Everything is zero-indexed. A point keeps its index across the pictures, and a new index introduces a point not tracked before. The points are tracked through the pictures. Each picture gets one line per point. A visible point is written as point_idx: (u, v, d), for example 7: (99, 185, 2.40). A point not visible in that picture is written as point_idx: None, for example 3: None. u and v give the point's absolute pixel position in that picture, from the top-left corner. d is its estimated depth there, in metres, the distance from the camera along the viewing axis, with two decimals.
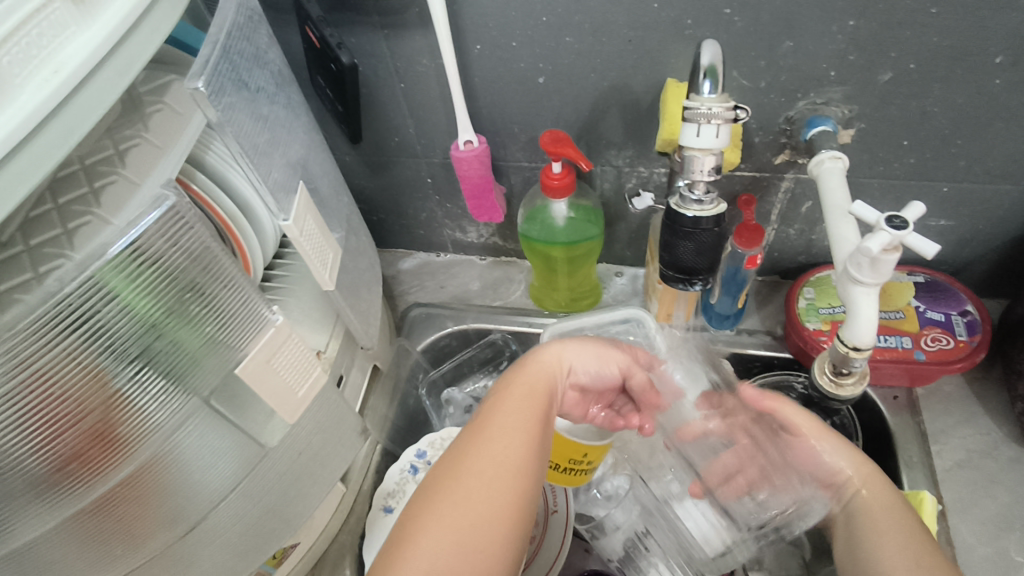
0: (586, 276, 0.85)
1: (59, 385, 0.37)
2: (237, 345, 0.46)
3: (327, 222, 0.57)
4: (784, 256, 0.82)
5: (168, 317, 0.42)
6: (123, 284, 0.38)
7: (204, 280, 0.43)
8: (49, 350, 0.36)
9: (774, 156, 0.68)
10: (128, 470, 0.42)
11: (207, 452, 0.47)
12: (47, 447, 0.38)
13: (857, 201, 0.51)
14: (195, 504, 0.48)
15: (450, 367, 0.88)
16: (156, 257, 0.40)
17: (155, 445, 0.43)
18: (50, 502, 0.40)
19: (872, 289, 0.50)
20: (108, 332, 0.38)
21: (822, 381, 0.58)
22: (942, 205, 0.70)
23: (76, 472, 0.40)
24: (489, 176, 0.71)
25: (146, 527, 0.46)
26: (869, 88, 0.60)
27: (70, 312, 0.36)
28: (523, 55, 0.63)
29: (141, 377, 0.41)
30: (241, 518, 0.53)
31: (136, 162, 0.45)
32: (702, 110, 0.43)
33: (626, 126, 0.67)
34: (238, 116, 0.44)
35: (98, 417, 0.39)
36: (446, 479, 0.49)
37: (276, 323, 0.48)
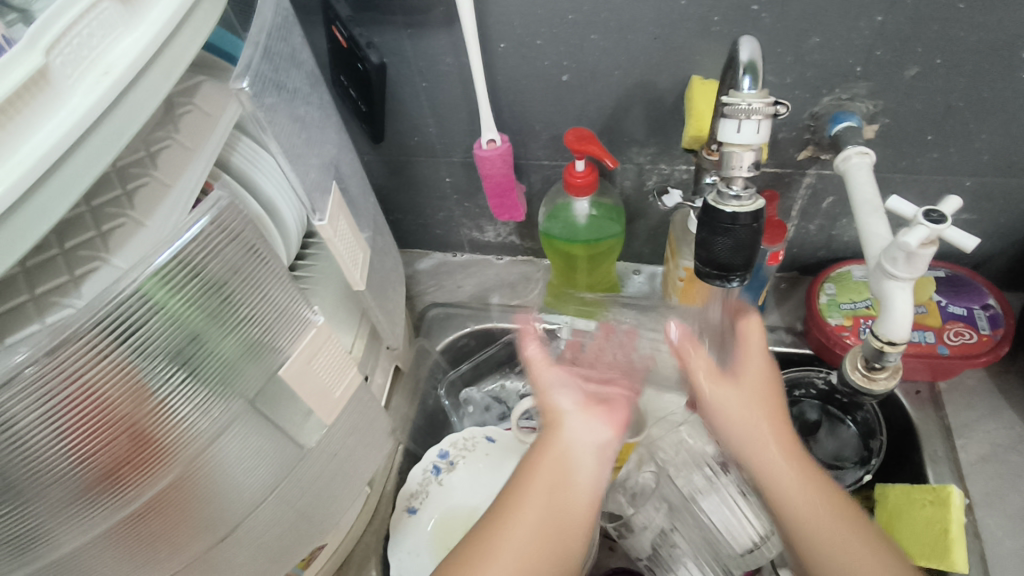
0: (606, 274, 0.85)
1: (103, 395, 0.36)
2: (278, 348, 0.45)
3: (357, 223, 0.57)
4: (803, 252, 0.82)
5: (212, 323, 0.41)
6: (169, 294, 0.38)
7: (248, 286, 0.43)
8: (96, 361, 0.35)
9: (797, 152, 0.68)
10: (168, 478, 0.42)
11: (245, 458, 0.47)
12: (89, 456, 0.37)
13: (891, 196, 0.51)
14: (235, 508, 0.48)
15: (469, 367, 0.87)
16: (201, 266, 0.39)
17: (195, 454, 0.43)
18: (92, 512, 0.40)
19: (908, 284, 0.50)
20: (154, 340, 0.38)
21: (854, 376, 0.58)
22: (965, 198, 0.70)
23: (117, 482, 0.40)
24: (512, 175, 0.71)
25: (185, 534, 0.46)
26: (896, 83, 0.60)
27: (119, 322, 0.35)
28: (548, 53, 0.62)
29: (184, 384, 0.41)
30: (277, 520, 0.53)
31: (167, 164, 0.45)
32: (741, 106, 0.43)
33: (650, 124, 0.67)
34: (278, 117, 0.44)
35: (140, 429, 0.39)
36: (499, 524, 0.48)
37: (318, 323, 0.48)
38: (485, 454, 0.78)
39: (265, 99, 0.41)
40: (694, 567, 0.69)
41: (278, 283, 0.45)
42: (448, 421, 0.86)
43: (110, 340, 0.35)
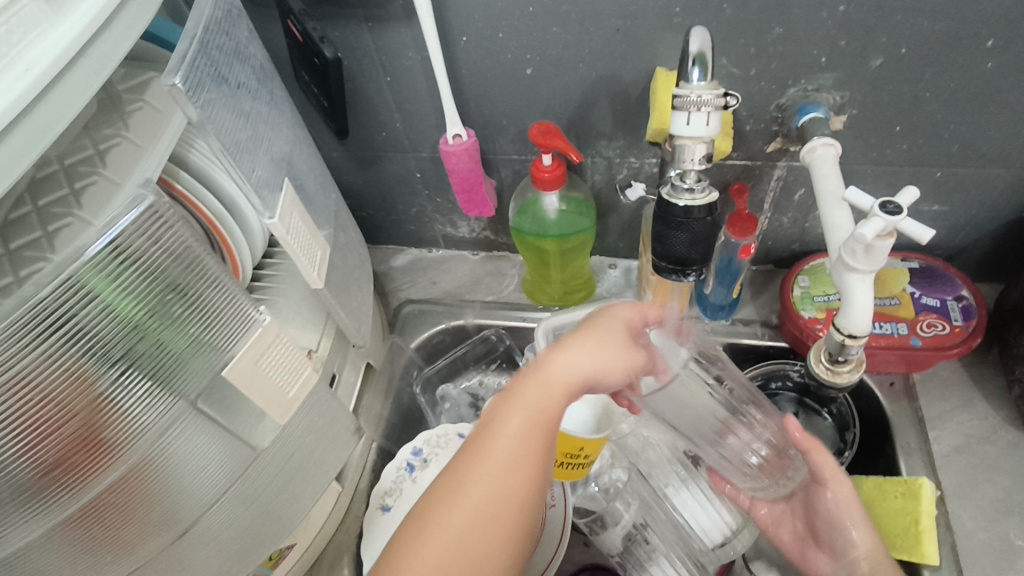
0: (580, 268, 0.84)
1: (37, 391, 0.36)
2: (226, 345, 0.45)
3: (315, 220, 0.56)
4: (778, 244, 0.82)
5: (152, 317, 0.41)
6: (104, 285, 0.37)
7: (189, 280, 0.43)
8: (27, 356, 0.35)
9: (766, 144, 0.67)
10: (116, 473, 0.42)
11: (197, 453, 0.46)
12: (30, 451, 0.37)
13: (850, 187, 0.50)
14: (188, 506, 0.48)
15: (444, 363, 0.86)
16: (135, 258, 0.39)
17: (143, 449, 0.42)
18: (34, 509, 0.39)
19: (867, 276, 0.49)
20: (88, 335, 0.37)
21: (819, 369, 0.57)
22: (936, 189, 0.69)
23: (62, 477, 0.39)
24: (479, 170, 0.70)
25: (137, 532, 0.45)
26: (861, 74, 0.59)
27: (47, 317, 0.35)
28: (510, 46, 0.62)
29: (125, 379, 0.40)
30: (234, 519, 0.52)
31: (117, 162, 0.45)
32: (690, 97, 0.42)
33: (616, 117, 0.67)
34: (220, 112, 0.43)
35: (82, 421, 0.39)
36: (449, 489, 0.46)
37: (265, 323, 0.47)
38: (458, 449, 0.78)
39: (202, 95, 0.41)
40: (667, 564, 0.68)
41: (223, 280, 0.45)
42: (424, 419, 0.85)
43: (38, 335, 0.35)
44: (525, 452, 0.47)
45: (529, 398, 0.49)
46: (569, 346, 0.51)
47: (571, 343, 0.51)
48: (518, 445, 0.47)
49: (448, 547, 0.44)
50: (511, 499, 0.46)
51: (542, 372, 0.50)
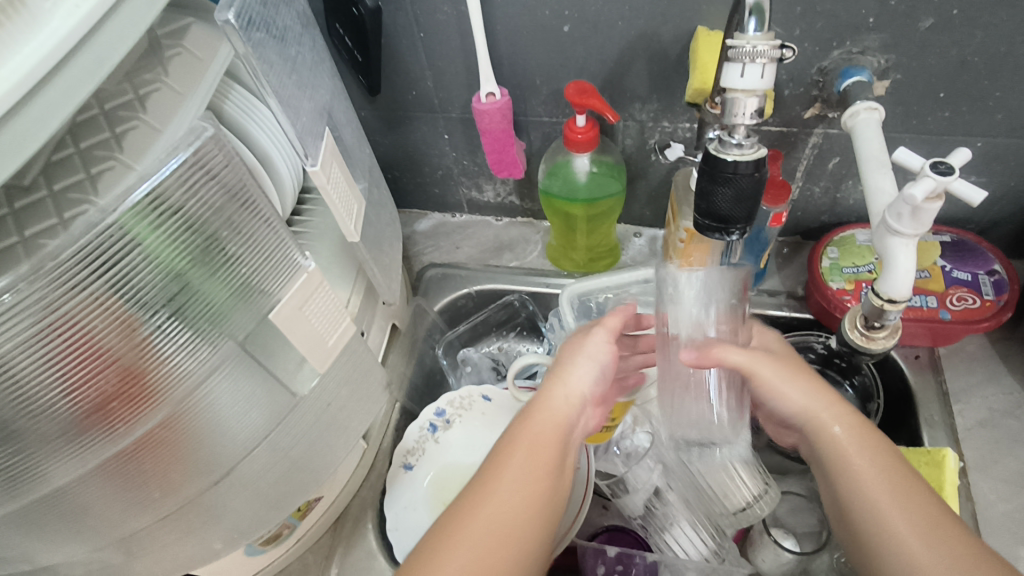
0: (605, 235, 0.83)
1: (85, 332, 0.36)
2: (269, 292, 0.45)
3: (352, 173, 0.56)
4: (807, 215, 0.81)
5: (194, 265, 0.41)
6: (146, 231, 0.37)
7: (230, 228, 0.42)
8: (77, 296, 0.35)
9: (804, 110, 0.66)
10: (159, 418, 0.42)
11: (238, 401, 0.47)
12: (79, 390, 0.38)
13: (898, 148, 0.49)
14: (228, 450, 0.48)
15: (466, 328, 0.85)
16: (178, 205, 0.38)
17: (185, 395, 0.43)
18: (83, 446, 0.40)
19: (911, 240, 0.49)
20: (136, 278, 0.37)
21: (853, 335, 0.57)
22: (975, 160, 0.68)
23: (107, 419, 0.40)
24: (510, 130, 0.70)
25: (179, 476, 0.46)
26: (908, 37, 0.58)
27: (97, 255, 0.35)
28: (549, 2, 0.61)
29: (172, 324, 0.41)
30: (271, 467, 0.53)
31: (157, 106, 0.44)
32: (745, 47, 0.42)
33: (652, 78, 0.66)
34: (265, 55, 0.43)
35: (127, 365, 0.39)
36: (469, 505, 0.49)
37: (309, 269, 0.48)
38: (482, 411, 0.78)
39: (252, 34, 0.40)
40: (687, 524, 0.70)
41: (266, 228, 0.45)
42: (445, 382, 0.85)
43: (88, 274, 0.35)
44: (536, 471, 0.50)
45: (532, 425, 0.52)
46: (567, 371, 0.55)
47: (565, 369, 0.55)
48: (529, 470, 0.50)
49: (480, 552, 0.46)
50: (524, 512, 0.49)
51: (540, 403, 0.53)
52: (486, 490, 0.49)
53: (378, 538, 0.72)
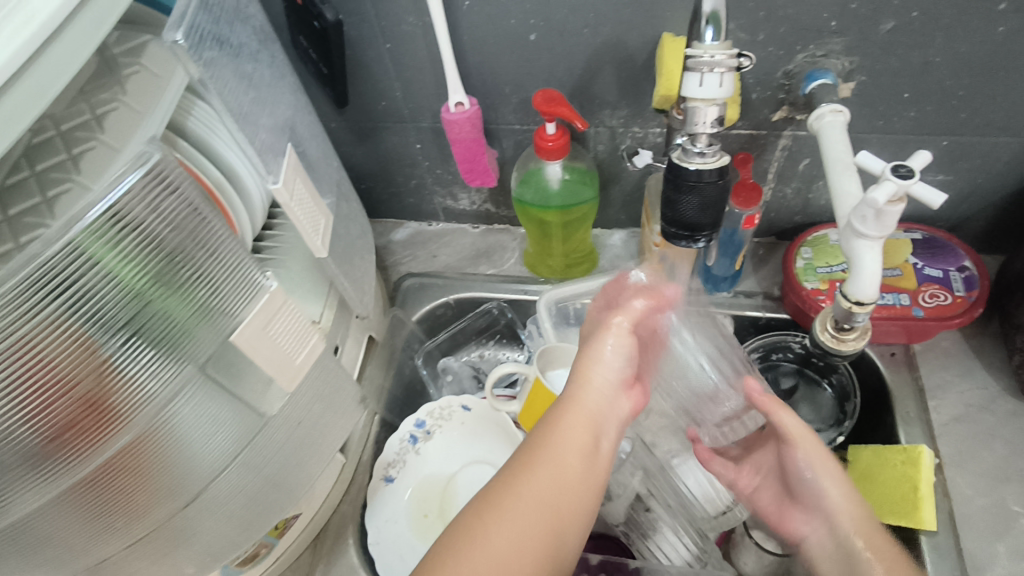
0: (581, 240, 0.83)
1: (44, 360, 0.35)
2: (233, 314, 0.45)
3: (317, 188, 0.55)
4: (781, 216, 0.82)
5: (156, 284, 0.40)
6: (104, 251, 0.36)
7: (192, 247, 0.42)
8: (32, 320, 0.34)
9: (772, 113, 0.67)
10: (123, 441, 0.41)
11: (205, 421, 0.46)
12: (41, 419, 0.37)
13: (860, 152, 0.50)
14: (197, 473, 0.48)
15: (446, 337, 0.86)
16: (136, 223, 0.38)
17: (150, 417, 0.42)
18: (43, 474, 0.39)
19: (876, 243, 0.49)
20: (96, 298, 0.37)
21: (824, 337, 0.57)
22: (942, 158, 0.69)
23: (69, 444, 0.39)
24: (481, 139, 0.69)
25: (146, 499, 0.45)
26: (870, 39, 0.58)
27: (56, 279, 0.34)
28: (514, 11, 0.60)
29: (134, 346, 0.40)
30: (242, 488, 0.52)
31: (115, 126, 0.43)
32: (704, 58, 0.42)
33: (621, 84, 0.66)
34: (221, 73, 0.42)
35: (88, 389, 0.38)
36: (499, 497, 0.49)
37: (271, 289, 0.47)
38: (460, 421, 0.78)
39: (204, 53, 0.40)
40: (670, 531, 0.69)
41: (229, 245, 0.44)
42: (425, 392, 0.85)
43: (43, 297, 0.34)
44: (576, 460, 0.51)
45: (575, 412, 0.53)
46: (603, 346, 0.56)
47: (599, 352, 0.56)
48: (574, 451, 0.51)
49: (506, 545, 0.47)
50: (565, 499, 0.50)
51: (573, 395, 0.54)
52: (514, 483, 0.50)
53: (359, 553, 0.71)
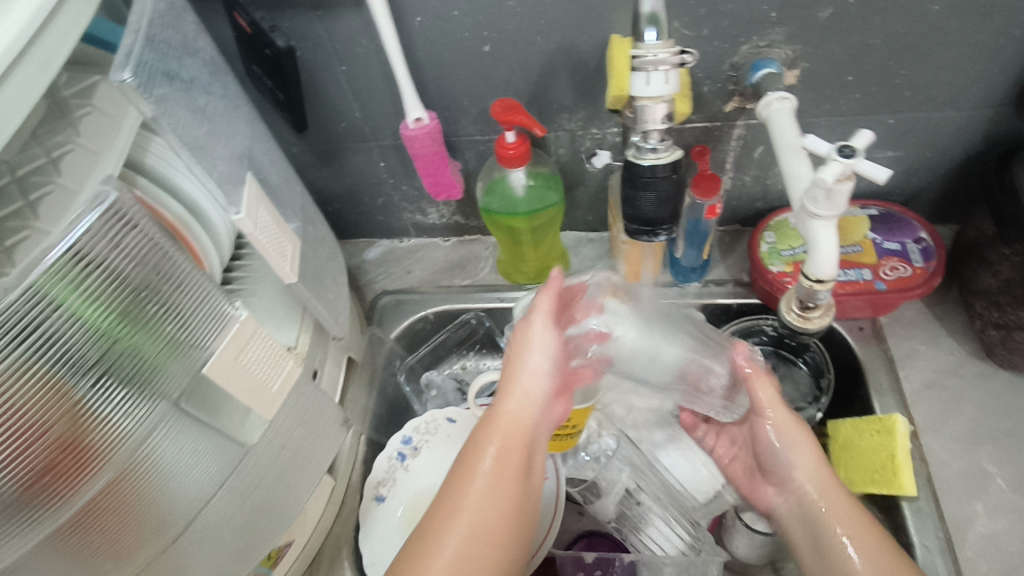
0: (551, 244, 0.85)
1: (23, 417, 0.35)
2: (208, 345, 0.45)
3: (283, 214, 0.55)
4: (743, 204, 0.83)
5: (123, 321, 0.40)
6: (68, 292, 0.36)
7: (158, 280, 0.42)
8: (10, 367, 0.34)
9: (724, 105, 0.68)
10: (104, 480, 0.41)
11: (184, 455, 0.46)
12: (26, 469, 0.36)
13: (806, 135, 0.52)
14: (183, 505, 0.47)
15: (426, 351, 0.86)
16: (98, 262, 0.38)
17: (129, 455, 0.42)
18: (24, 523, 0.38)
19: (830, 222, 0.51)
20: (62, 342, 0.36)
21: (789, 318, 0.59)
22: (889, 135, 0.71)
23: (49, 488, 0.38)
24: (442, 152, 0.70)
25: (132, 538, 0.45)
26: (809, 27, 0.61)
27: (25, 327, 0.34)
28: (465, 24, 0.61)
29: (108, 386, 0.40)
30: (229, 519, 0.52)
31: (71, 168, 0.43)
32: (647, 56, 0.44)
33: (576, 88, 0.67)
34: (174, 108, 0.42)
35: (67, 429, 0.38)
36: (447, 511, 0.51)
37: (241, 319, 0.47)
38: (446, 433, 0.78)
39: (155, 89, 0.40)
40: (662, 521, 0.70)
41: (194, 278, 0.44)
42: (410, 409, 0.85)
43: (16, 344, 0.34)
44: (499, 479, 0.52)
45: (497, 425, 0.55)
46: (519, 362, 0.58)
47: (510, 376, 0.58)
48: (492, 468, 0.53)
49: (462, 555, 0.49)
50: (495, 523, 0.51)
51: (493, 419, 0.56)
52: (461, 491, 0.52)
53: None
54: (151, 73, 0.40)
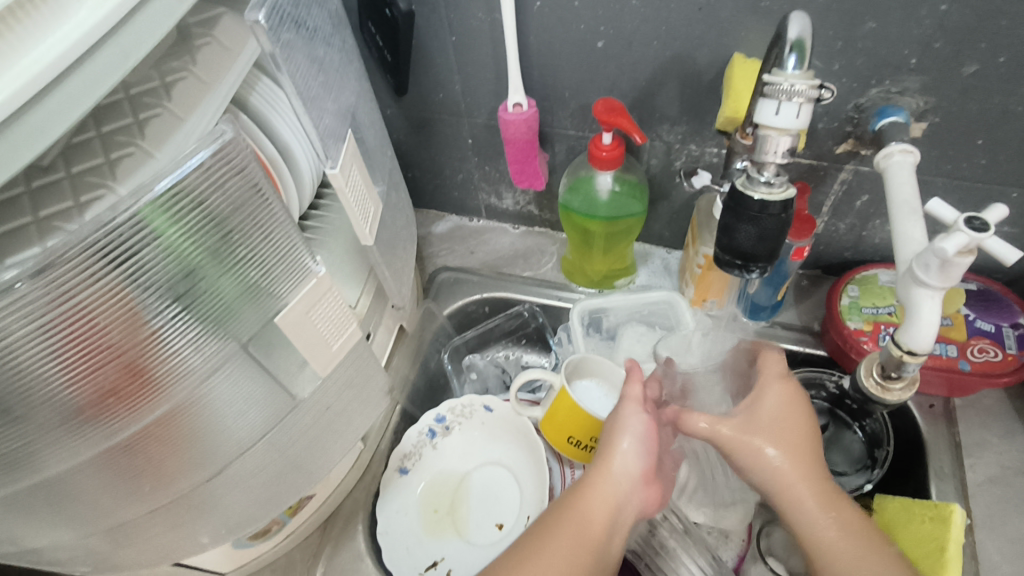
0: (624, 251, 0.59)
1: (78, 306, 0.25)
2: (48, 461, 0.29)
3: (371, 171, 0.42)
4: (998, 441, 0.52)
5: (212, 261, 0.29)
6: (169, 229, 0.26)
7: (248, 236, 0.30)
8: (88, 290, 0.25)
9: (836, 147, 0.46)
10: (184, 463, 0.33)
11: (238, 398, 0.33)
12: (82, 379, 0.27)
13: (934, 198, 0.34)
14: (222, 444, 0.34)
15: (479, 349, 0.63)
16: (200, 207, 0.27)
17: (203, 457, 0.34)
18: (59, 501, 0.31)
19: (936, 292, 0.34)
20: (145, 272, 0.26)
21: (867, 383, 0.40)
22: (1006, 217, 0.48)
23: (139, 437, 0.30)
24: (537, 141, 0.50)
25: (172, 468, 0.33)
26: (950, 85, 0.41)
27: (111, 247, 0.25)
28: (575, 124, 0.51)
29: (182, 317, 0.29)
30: (260, 474, 0.38)
31: (188, 98, 0.29)
32: (783, 85, 0.30)
33: (686, 106, 0.47)
34: (294, 58, 0.33)
35: (128, 368, 0.28)
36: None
37: (318, 276, 0.34)
38: (482, 423, 0.57)
39: (284, 38, 0.31)
40: None
41: (283, 230, 0.32)
42: None
43: (89, 259, 0.24)
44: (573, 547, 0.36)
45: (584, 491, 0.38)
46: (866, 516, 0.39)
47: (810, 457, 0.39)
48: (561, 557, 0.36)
49: None
50: None
51: (751, 413, 0.40)
52: (567, 538, 0.36)
53: None
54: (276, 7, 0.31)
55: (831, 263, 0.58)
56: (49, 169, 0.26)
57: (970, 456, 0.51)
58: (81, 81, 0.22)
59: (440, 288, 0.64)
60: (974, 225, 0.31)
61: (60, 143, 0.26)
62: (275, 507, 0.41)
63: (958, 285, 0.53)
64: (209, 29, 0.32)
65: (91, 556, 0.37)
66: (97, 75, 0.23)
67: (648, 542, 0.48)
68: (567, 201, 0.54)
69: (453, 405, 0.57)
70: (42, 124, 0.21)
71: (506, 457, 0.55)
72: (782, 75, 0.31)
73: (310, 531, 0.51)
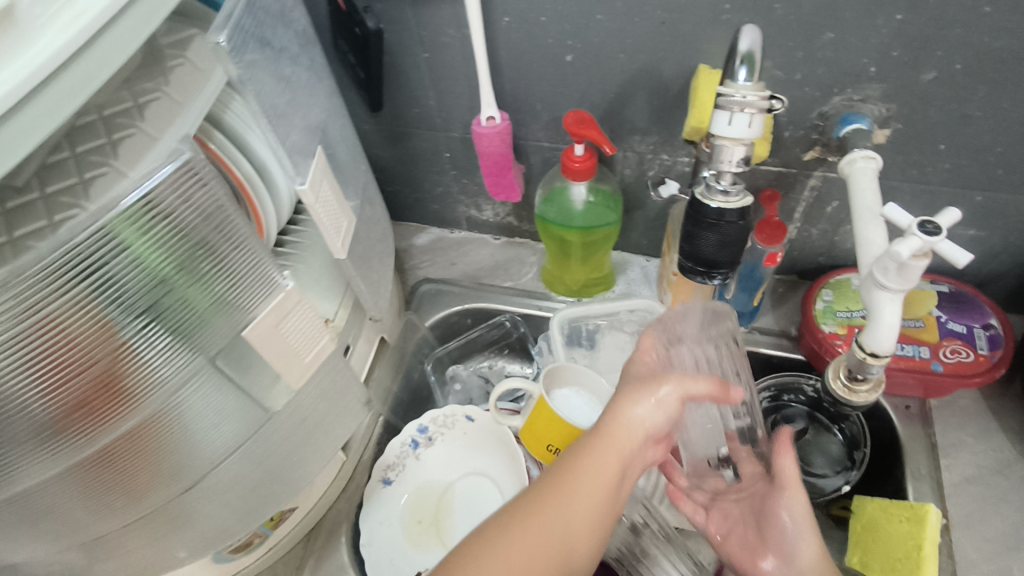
0: (602, 259, 0.60)
1: (47, 318, 0.25)
2: (21, 474, 0.29)
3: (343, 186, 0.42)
4: (974, 441, 0.52)
5: (181, 275, 0.30)
6: (136, 240, 0.27)
7: (216, 250, 0.31)
8: (57, 303, 0.25)
9: (804, 154, 0.47)
10: (158, 475, 0.33)
11: (209, 410, 0.34)
12: (52, 392, 0.27)
13: (890, 203, 0.35)
14: (195, 457, 0.34)
15: (462, 360, 0.63)
16: (167, 221, 0.28)
17: (177, 470, 0.34)
18: (35, 515, 0.32)
19: (896, 295, 0.34)
20: (113, 285, 0.27)
21: (834, 385, 0.40)
22: (971, 220, 0.49)
23: (111, 448, 0.31)
24: (511, 153, 0.51)
25: (145, 480, 0.33)
26: (910, 92, 0.42)
27: (79, 262, 0.25)
28: (549, 136, 0.52)
29: (152, 329, 0.29)
30: (235, 487, 0.38)
31: (160, 118, 0.30)
32: (735, 97, 0.31)
33: (657, 116, 0.47)
34: (260, 77, 0.34)
35: (99, 381, 0.28)
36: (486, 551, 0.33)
37: (287, 289, 0.34)
38: (464, 433, 0.57)
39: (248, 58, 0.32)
40: None
41: (253, 245, 0.32)
42: None
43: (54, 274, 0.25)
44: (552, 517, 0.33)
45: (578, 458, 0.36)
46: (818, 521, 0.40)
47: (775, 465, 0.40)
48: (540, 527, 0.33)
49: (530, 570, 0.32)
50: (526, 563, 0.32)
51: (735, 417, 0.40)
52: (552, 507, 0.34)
53: None
54: (243, 29, 0.32)
55: (807, 269, 0.59)
56: (23, 190, 0.26)
57: (946, 457, 0.51)
58: (42, 105, 0.23)
59: (422, 299, 0.64)
60: (927, 229, 0.32)
61: (35, 162, 0.26)
62: (253, 520, 0.42)
63: (930, 288, 0.54)
64: (181, 51, 0.33)
65: (68, 573, 0.37)
66: (59, 99, 0.24)
67: (631, 548, 0.49)
68: (543, 212, 0.55)
69: (435, 417, 0.58)
70: (7, 143, 0.22)
71: (489, 466, 0.56)
72: (734, 87, 0.32)
73: (293, 544, 0.51)
